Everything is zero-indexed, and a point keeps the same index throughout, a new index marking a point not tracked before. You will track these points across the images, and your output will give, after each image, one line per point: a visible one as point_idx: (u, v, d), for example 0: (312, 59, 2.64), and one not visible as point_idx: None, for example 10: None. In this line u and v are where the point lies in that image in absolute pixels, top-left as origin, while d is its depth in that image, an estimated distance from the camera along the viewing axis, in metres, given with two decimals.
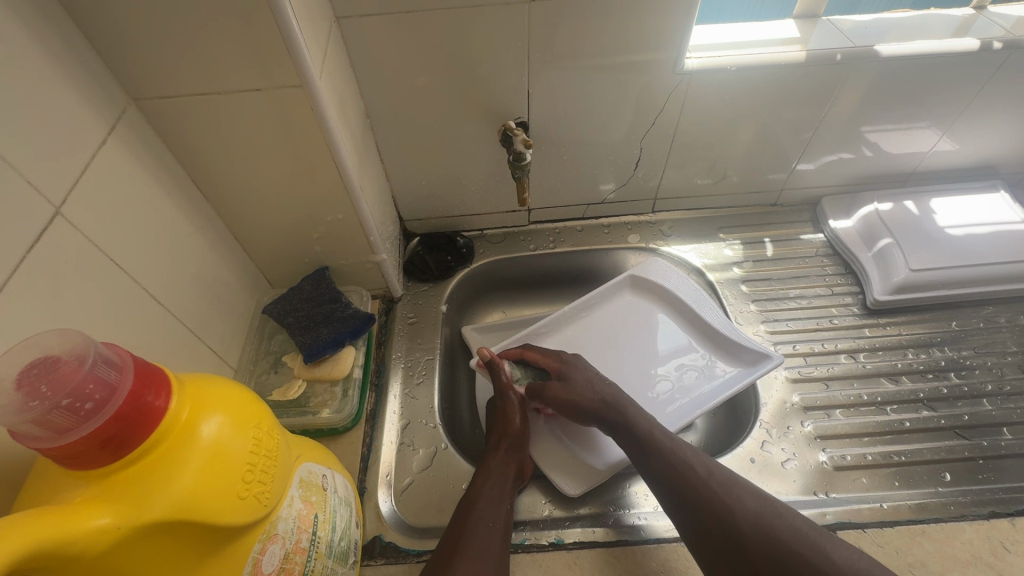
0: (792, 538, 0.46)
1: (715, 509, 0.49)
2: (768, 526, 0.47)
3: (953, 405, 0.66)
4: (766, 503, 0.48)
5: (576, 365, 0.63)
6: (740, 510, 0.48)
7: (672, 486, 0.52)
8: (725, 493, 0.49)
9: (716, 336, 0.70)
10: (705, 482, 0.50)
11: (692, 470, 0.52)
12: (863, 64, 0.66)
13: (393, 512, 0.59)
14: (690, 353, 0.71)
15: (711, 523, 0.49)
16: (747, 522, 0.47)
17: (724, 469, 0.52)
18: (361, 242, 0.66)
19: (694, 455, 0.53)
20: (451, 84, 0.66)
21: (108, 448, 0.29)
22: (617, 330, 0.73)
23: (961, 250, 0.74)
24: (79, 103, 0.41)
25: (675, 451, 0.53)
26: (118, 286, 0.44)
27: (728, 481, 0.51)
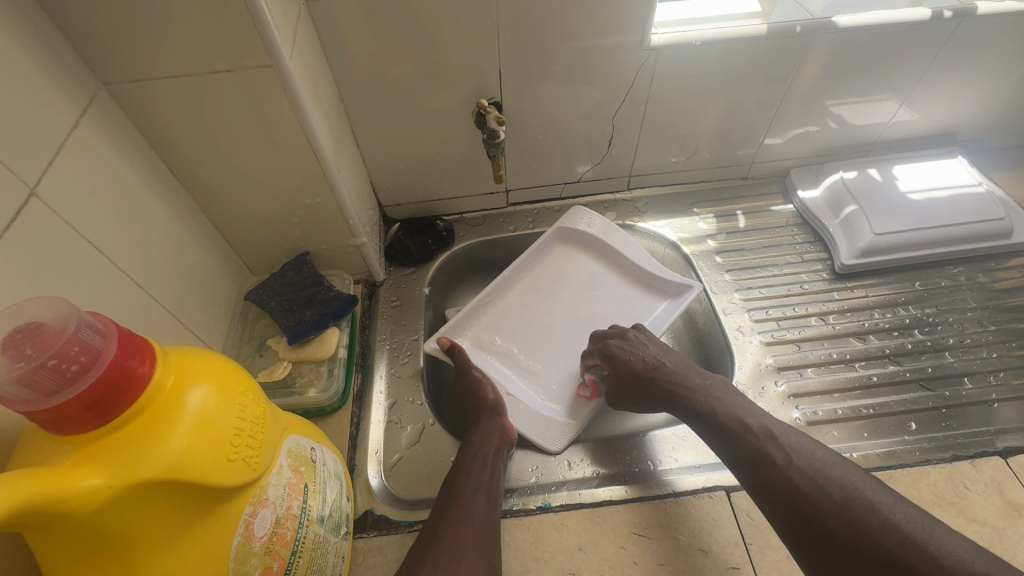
0: (887, 531, 0.41)
1: (796, 499, 0.46)
2: (857, 517, 0.42)
3: (918, 359, 0.69)
4: (854, 490, 0.44)
5: (619, 358, 0.63)
6: (823, 500, 0.44)
7: (752, 474, 0.50)
8: (808, 481, 0.46)
9: (645, 275, 0.76)
10: (783, 470, 0.48)
11: (767, 456, 0.49)
12: (822, 36, 0.68)
13: (383, 486, 0.60)
14: (624, 295, 0.76)
15: (794, 512, 0.46)
16: (834, 516, 0.43)
17: (809, 452, 0.48)
18: (340, 225, 0.67)
19: (767, 440, 0.50)
20: (424, 66, 0.66)
21: (95, 412, 0.29)
22: (561, 286, 0.77)
23: (922, 213, 0.77)
24: (48, 86, 0.41)
25: (750, 437, 0.51)
26: (98, 269, 0.45)
27: (813, 468, 0.47)
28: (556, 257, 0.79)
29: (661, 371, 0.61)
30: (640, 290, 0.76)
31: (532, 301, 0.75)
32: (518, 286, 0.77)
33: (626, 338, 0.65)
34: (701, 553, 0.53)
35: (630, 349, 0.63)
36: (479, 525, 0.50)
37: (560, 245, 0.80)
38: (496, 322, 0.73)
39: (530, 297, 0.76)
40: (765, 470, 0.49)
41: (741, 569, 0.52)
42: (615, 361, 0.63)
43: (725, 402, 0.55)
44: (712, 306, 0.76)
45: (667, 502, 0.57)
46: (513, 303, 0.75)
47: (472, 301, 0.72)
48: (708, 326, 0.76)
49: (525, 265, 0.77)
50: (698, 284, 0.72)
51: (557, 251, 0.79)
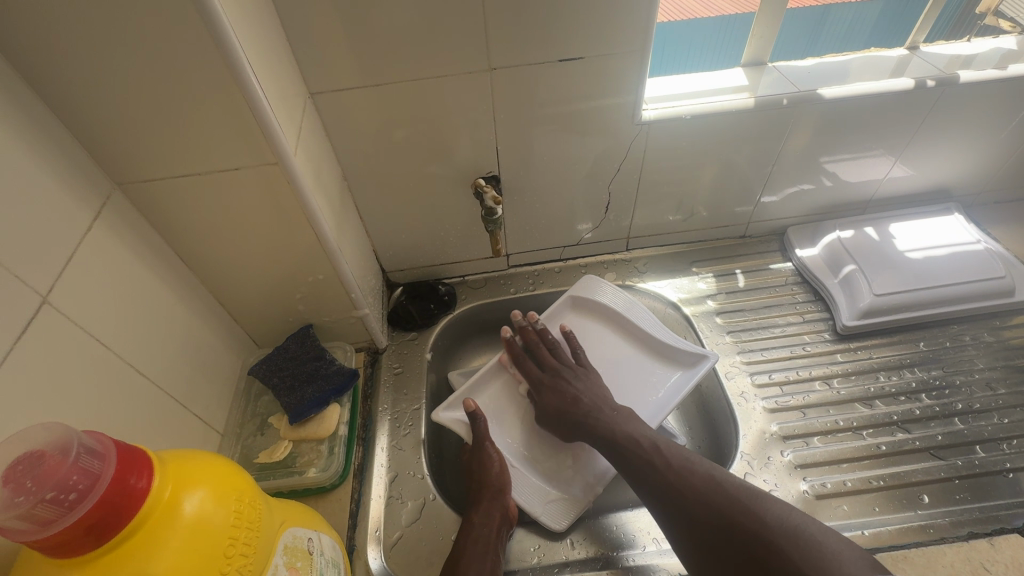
0: (741, 512, 0.50)
1: (674, 497, 0.54)
2: (717, 501, 0.52)
3: (927, 426, 0.67)
4: (715, 480, 0.54)
5: (546, 395, 0.67)
6: (691, 492, 0.54)
7: (643, 482, 0.57)
8: (679, 479, 0.55)
9: (660, 343, 0.75)
10: (662, 473, 0.56)
11: (652, 465, 0.57)
12: (809, 106, 0.71)
13: (383, 568, 0.59)
14: (639, 363, 0.75)
15: (675, 510, 0.54)
16: (698, 503, 0.53)
17: (685, 456, 0.57)
18: (343, 298, 0.68)
19: (653, 453, 0.58)
20: (424, 144, 0.70)
21: (93, 534, 0.30)
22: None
23: (922, 273, 0.77)
24: (66, 194, 0.44)
25: (640, 454, 0.58)
26: (106, 364, 0.46)
27: (686, 467, 0.56)
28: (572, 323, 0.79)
29: (578, 410, 0.64)
30: (655, 359, 0.75)
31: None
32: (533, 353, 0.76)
33: (558, 372, 0.68)
34: None
35: (558, 386, 0.67)
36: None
37: (572, 312, 0.80)
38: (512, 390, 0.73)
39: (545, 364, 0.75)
40: (652, 477, 0.57)
41: None
42: (541, 395, 0.67)
43: (621, 425, 0.62)
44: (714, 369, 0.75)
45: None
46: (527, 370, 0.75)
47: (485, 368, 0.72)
48: (711, 390, 0.75)
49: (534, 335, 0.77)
50: (714, 354, 0.71)
51: (568, 318, 0.79)
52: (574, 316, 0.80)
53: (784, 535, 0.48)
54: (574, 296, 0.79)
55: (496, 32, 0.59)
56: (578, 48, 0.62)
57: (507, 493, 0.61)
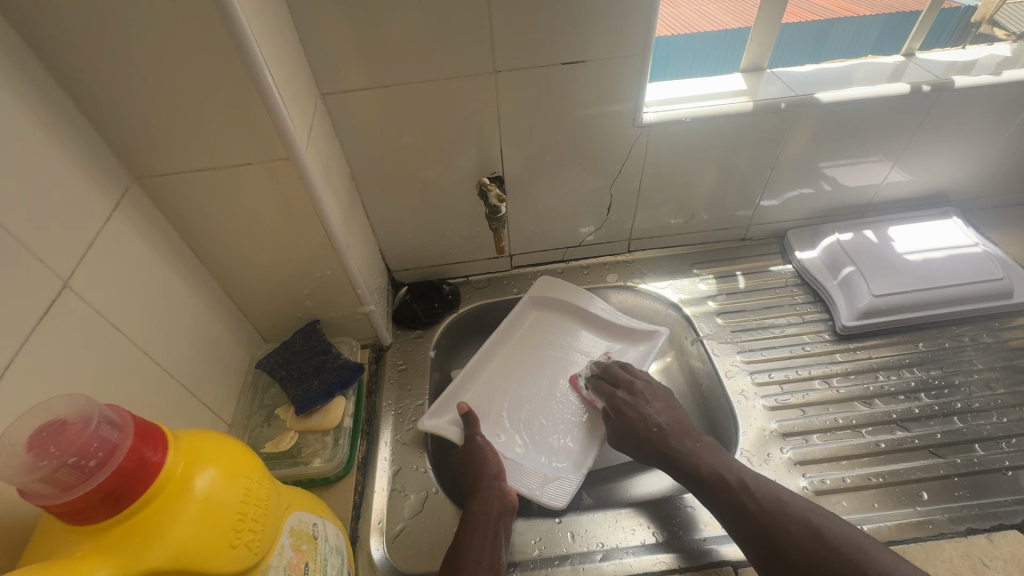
0: (844, 561, 0.50)
1: (768, 538, 0.53)
2: (814, 549, 0.51)
3: (926, 425, 0.68)
4: (814, 526, 0.52)
5: (625, 413, 0.66)
6: (788, 539, 0.52)
7: (732, 520, 0.55)
8: (774, 522, 0.53)
9: (615, 324, 0.80)
10: (754, 515, 0.54)
11: (744, 506, 0.55)
12: (807, 110, 0.72)
13: (385, 559, 0.60)
14: (599, 346, 0.80)
15: (769, 553, 0.53)
16: (799, 552, 0.51)
17: (775, 496, 0.55)
18: (349, 294, 0.70)
19: (742, 491, 0.56)
20: (431, 145, 0.71)
21: (109, 502, 0.31)
22: (540, 348, 0.79)
23: (921, 274, 0.78)
24: (86, 184, 0.46)
25: (729, 492, 0.57)
26: (120, 350, 0.47)
27: (778, 508, 0.54)
28: (536, 323, 0.82)
29: (660, 436, 0.63)
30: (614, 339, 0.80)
31: (513, 368, 0.77)
32: (499, 351, 0.80)
33: (633, 393, 0.68)
34: None
35: (635, 406, 0.66)
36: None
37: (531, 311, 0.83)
38: (488, 391, 0.75)
39: (511, 364, 0.78)
40: (743, 518, 0.55)
41: None
42: (621, 415, 0.66)
43: (708, 461, 0.59)
44: (714, 368, 0.76)
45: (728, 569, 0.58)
46: (495, 372, 0.77)
47: (471, 361, 0.76)
48: (711, 389, 0.76)
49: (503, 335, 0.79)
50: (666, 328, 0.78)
51: (531, 317, 0.83)
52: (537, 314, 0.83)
53: None
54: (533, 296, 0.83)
55: (501, 35, 0.61)
56: (580, 52, 0.64)
57: (504, 483, 0.62)
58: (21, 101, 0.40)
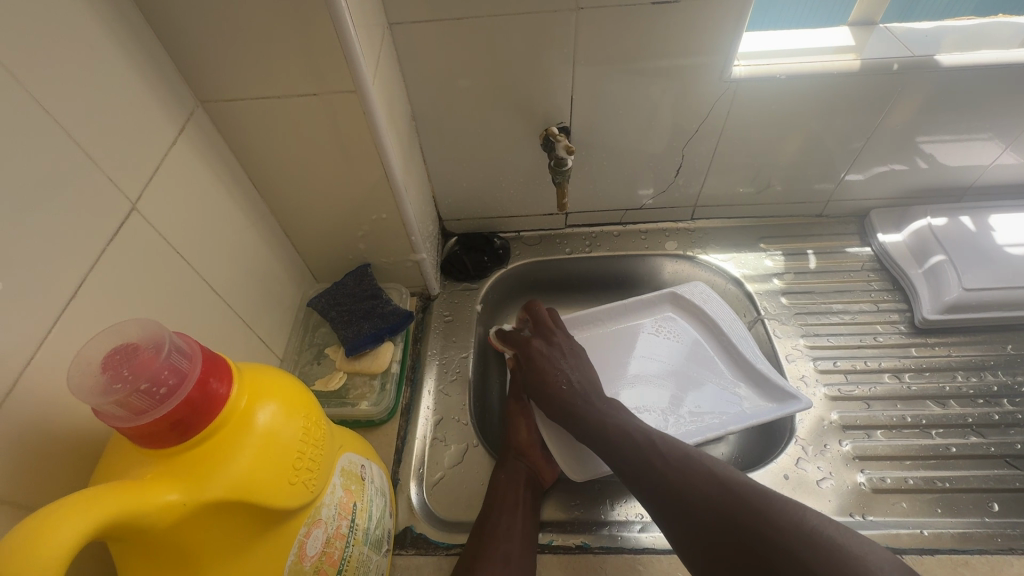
0: (746, 512, 0.44)
1: (668, 490, 0.49)
2: (715, 497, 0.46)
3: (1005, 433, 0.62)
4: (716, 475, 0.48)
5: (539, 361, 0.67)
6: (690, 486, 0.48)
7: (634, 474, 0.52)
8: (675, 469, 0.50)
9: (739, 362, 0.71)
10: (655, 465, 0.51)
11: (645, 455, 0.53)
12: (921, 73, 0.64)
13: (424, 504, 0.61)
14: (720, 380, 0.70)
15: (667, 499, 0.49)
16: (697, 502, 0.47)
17: (679, 446, 0.53)
18: (403, 240, 0.68)
19: (647, 443, 0.53)
20: (498, 88, 0.67)
21: (176, 430, 0.31)
22: (649, 346, 0.74)
23: (1020, 270, 0.71)
24: (154, 104, 0.44)
25: (631, 445, 0.54)
26: (182, 276, 0.47)
27: (680, 458, 0.51)
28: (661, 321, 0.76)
29: (563, 386, 0.64)
30: (740, 381, 0.69)
31: (618, 348, 0.74)
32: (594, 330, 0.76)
33: (552, 345, 0.69)
34: None
35: (552, 355, 0.67)
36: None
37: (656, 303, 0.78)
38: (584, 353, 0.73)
39: (607, 346, 0.74)
40: (642, 467, 0.52)
41: None
42: (533, 362, 0.67)
43: (619, 416, 0.58)
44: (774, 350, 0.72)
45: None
46: (598, 344, 0.74)
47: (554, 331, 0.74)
48: None
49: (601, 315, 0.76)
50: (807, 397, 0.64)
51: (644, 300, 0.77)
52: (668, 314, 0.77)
53: (798, 542, 0.40)
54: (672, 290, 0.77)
55: None
56: None
57: (532, 457, 0.61)
58: (92, 7, 0.38)
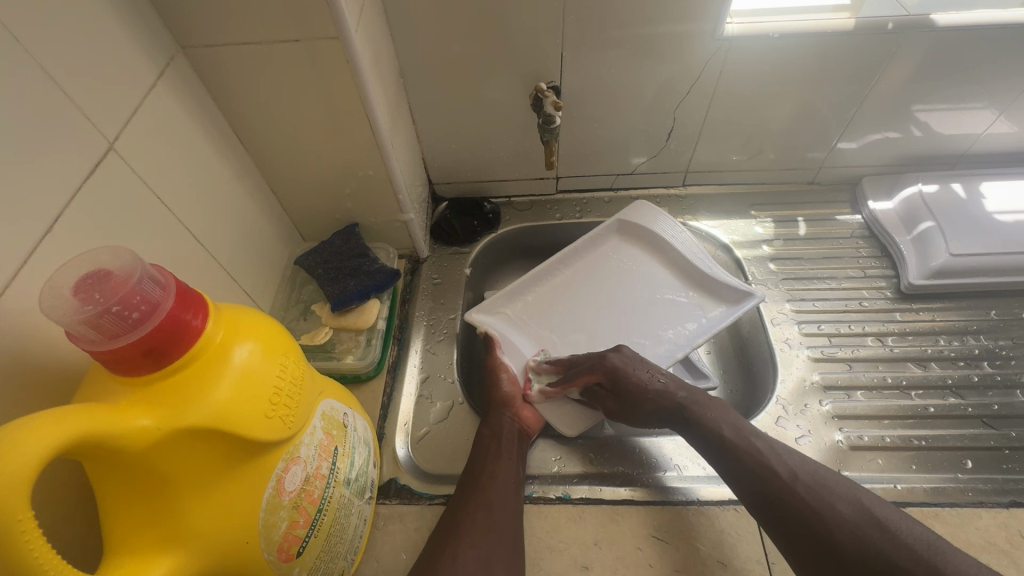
0: (905, 554, 0.42)
1: (804, 517, 0.46)
2: (864, 532, 0.44)
3: (984, 394, 0.63)
4: (862, 506, 0.45)
5: (623, 377, 0.59)
6: (834, 516, 0.45)
7: (762, 493, 0.49)
8: (814, 495, 0.47)
9: (701, 279, 0.72)
10: (789, 485, 0.48)
11: (775, 473, 0.49)
12: (917, 33, 0.63)
13: (409, 457, 0.62)
14: (678, 294, 0.72)
15: (804, 530, 0.46)
16: (845, 535, 0.44)
17: (812, 469, 0.49)
18: (390, 199, 0.68)
19: (774, 456, 0.50)
20: (487, 45, 0.66)
21: (150, 357, 0.31)
22: (610, 277, 0.75)
23: (1008, 237, 0.71)
24: (132, 45, 0.44)
25: (757, 457, 0.51)
26: (162, 222, 0.47)
27: (818, 482, 0.48)
28: (619, 254, 0.77)
29: (663, 396, 0.58)
30: (697, 291, 0.72)
31: (578, 289, 0.74)
32: (562, 272, 0.76)
33: (623, 354, 0.61)
34: (721, 565, 0.52)
35: (634, 366, 0.59)
36: (503, 521, 0.51)
37: (616, 238, 0.78)
38: (545, 302, 0.73)
39: (576, 285, 0.75)
40: (774, 486, 0.49)
41: None
42: (616, 380, 0.59)
43: (733, 422, 0.54)
44: (760, 314, 0.73)
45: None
46: (557, 290, 0.74)
47: (518, 281, 0.73)
48: (753, 335, 0.72)
49: (569, 257, 0.76)
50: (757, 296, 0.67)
51: (612, 242, 0.78)
52: (630, 249, 0.77)
53: None
54: (624, 224, 0.78)
55: None
56: None
57: (515, 409, 0.61)
58: None
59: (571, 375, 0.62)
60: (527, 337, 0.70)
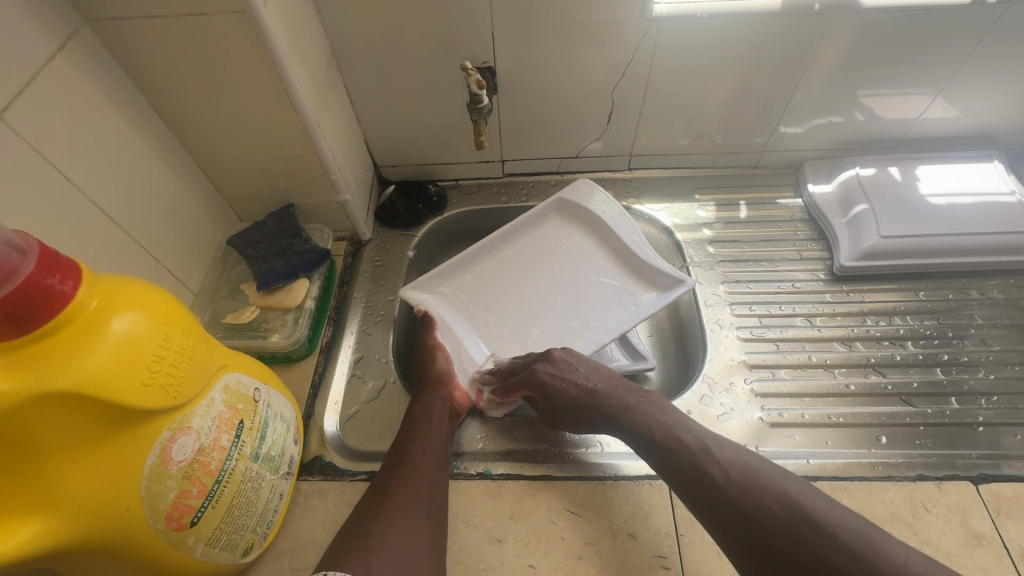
0: (838, 551, 0.40)
1: (741, 519, 0.44)
2: (798, 529, 0.42)
3: (905, 372, 0.64)
4: (793, 502, 0.43)
5: (549, 388, 0.57)
6: (766, 516, 0.43)
7: (697, 496, 0.47)
8: (745, 496, 0.45)
9: (636, 264, 0.72)
10: (721, 487, 0.46)
11: (709, 475, 0.47)
12: (844, 15, 0.63)
13: (336, 435, 0.62)
14: (609, 278, 0.73)
15: (737, 530, 0.44)
16: (780, 536, 0.42)
17: (742, 464, 0.47)
18: (323, 180, 0.67)
19: (706, 457, 0.48)
20: (418, 25, 0.65)
21: (13, 321, 0.31)
22: (547, 259, 0.75)
23: (940, 219, 0.72)
24: (25, 16, 0.43)
25: (688, 457, 0.49)
26: (64, 197, 0.47)
27: (750, 480, 0.46)
28: (555, 234, 0.77)
29: (593, 404, 0.56)
30: (628, 275, 0.73)
31: (513, 270, 0.74)
32: (501, 251, 0.76)
33: (552, 361, 0.59)
34: (630, 538, 0.53)
35: (561, 374, 0.58)
36: (426, 494, 0.51)
37: (557, 219, 0.78)
38: (481, 281, 0.73)
39: (514, 265, 0.75)
40: (707, 488, 0.47)
41: (666, 558, 0.51)
42: (543, 391, 0.58)
43: (663, 420, 0.52)
44: (694, 295, 0.73)
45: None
46: (494, 268, 0.74)
47: (455, 258, 0.73)
48: (688, 316, 0.73)
49: (509, 235, 0.76)
50: (688, 282, 0.68)
51: (551, 223, 0.78)
52: (567, 230, 0.77)
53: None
54: (564, 203, 0.77)
55: None
56: None
57: (447, 388, 0.61)
58: None
59: (510, 386, 0.61)
60: (461, 316, 0.71)
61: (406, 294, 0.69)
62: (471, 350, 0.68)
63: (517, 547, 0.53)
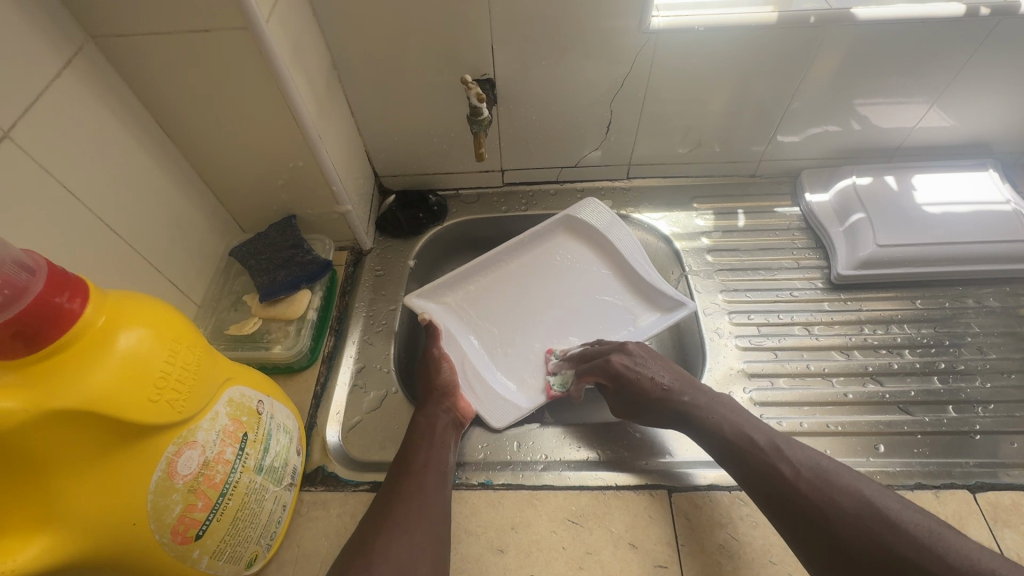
0: (909, 547, 0.41)
1: (810, 513, 0.46)
2: (867, 523, 0.43)
3: (903, 380, 0.65)
4: (865, 499, 0.44)
5: (626, 379, 0.59)
6: (835, 511, 0.45)
7: (766, 489, 0.49)
8: (817, 491, 0.46)
9: (641, 283, 0.73)
10: (792, 484, 0.48)
11: (778, 469, 0.49)
12: (839, 27, 0.64)
13: (338, 445, 0.62)
14: (613, 296, 0.74)
15: (804, 522, 0.46)
16: (850, 530, 0.43)
17: (815, 462, 0.48)
18: (324, 191, 0.68)
19: (776, 454, 0.50)
20: (417, 38, 0.66)
21: (20, 339, 0.32)
22: (551, 272, 0.76)
23: (936, 228, 0.72)
24: (31, 34, 0.44)
25: (757, 453, 0.51)
26: (69, 212, 0.48)
27: (821, 477, 0.47)
28: (562, 249, 0.77)
29: (667, 398, 0.58)
30: (631, 294, 0.74)
31: (518, 282, 0.75)
32: (508, 263, 0.76)
33: (626, 353, 0.61)
34: (630, 547, 0.53)
35: (637, 367, 0.59)
36: (428, 505, 0.51)
37: (563, 233, 0.78)
38: (486, 291, 0.74)
39: (520, 277, 0.75)
40: (777, 483, 0.48)
41: (667, 568, 0.52)
42: (618, 381, 0.59)
43: (735, 418, 0.54)
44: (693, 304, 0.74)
45: (700, 494, 0.56)
46: (499, 279, 0.75)
47: (463, 267, 0.73)
48: (687, 324, 0.74)
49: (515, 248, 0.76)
50: (692, 304, 0.69)
51: (558, 237, 0.78)
52: (574, 245, 0.78)
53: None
54: (570, 217, 0.77)
55: None
56: None
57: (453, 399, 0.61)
58: None
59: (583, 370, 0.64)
60: (464, 326, 0.71)
61: (411, 300, 0.69)
62: (474, 360, 0.69)
63: (519, 556, 0.53)
